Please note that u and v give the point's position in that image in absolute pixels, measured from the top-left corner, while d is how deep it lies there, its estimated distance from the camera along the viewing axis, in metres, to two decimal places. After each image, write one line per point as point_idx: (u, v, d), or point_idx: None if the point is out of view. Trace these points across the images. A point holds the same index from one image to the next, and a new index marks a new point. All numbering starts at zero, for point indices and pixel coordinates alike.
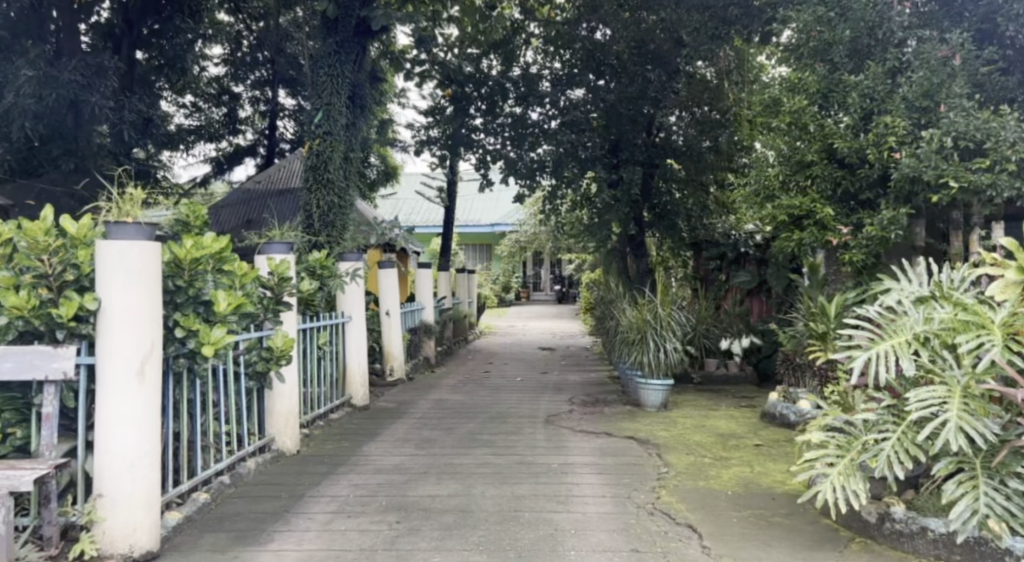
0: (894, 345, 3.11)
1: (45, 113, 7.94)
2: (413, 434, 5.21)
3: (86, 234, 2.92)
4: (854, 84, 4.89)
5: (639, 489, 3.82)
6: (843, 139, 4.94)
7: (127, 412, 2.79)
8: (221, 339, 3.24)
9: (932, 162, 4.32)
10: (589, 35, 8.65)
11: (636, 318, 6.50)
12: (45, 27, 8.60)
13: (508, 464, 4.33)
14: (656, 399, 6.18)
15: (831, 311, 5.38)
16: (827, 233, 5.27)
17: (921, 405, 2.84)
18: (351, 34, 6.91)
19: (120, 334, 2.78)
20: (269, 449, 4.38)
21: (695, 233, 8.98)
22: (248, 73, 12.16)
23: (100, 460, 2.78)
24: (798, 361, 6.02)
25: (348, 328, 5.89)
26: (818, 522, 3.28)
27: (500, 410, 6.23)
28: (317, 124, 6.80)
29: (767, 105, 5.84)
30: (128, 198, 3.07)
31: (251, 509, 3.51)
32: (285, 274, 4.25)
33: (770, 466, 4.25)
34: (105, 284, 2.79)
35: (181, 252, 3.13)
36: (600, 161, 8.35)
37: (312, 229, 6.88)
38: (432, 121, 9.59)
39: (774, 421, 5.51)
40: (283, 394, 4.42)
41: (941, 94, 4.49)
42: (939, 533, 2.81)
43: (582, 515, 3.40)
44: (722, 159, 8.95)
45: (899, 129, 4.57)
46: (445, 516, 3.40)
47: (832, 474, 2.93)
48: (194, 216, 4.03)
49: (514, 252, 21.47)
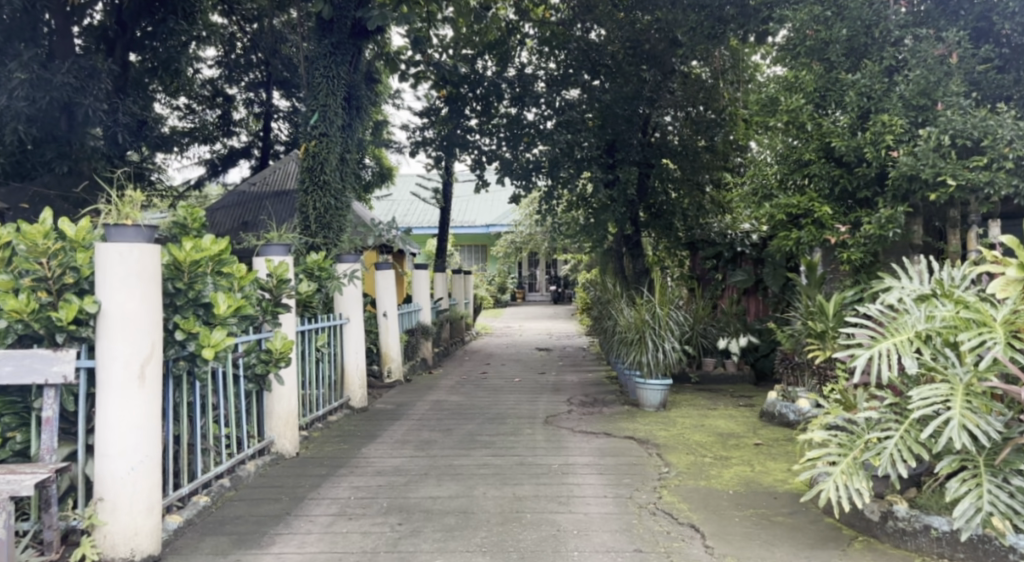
0: (896, 343, 3.10)
1: (37, 116, 7.90)
2: (412, 435, 5.20)
3: (84, 237, 2.92)
4: (851, 83, 4.93)
5: (640, 489, 3.82)
6: (841, 138, 4.95)
7: (127, 416, 2.77)
8: (222, 341, 3.22)
9: (928, 161, 4.36)
10: (584, 35, 8.70)
11: (635, 317, 6.51)
12: (37, 30, 8.57)
13: (509, 465, 4.32)
14: (655, 399, 6.17)
15: (830, 310, 5.37)
16: (825, 232, 5.28)
17: (924, 403, 2.84)
18: (347, 35, 6.91)
19: (119, 335, 2.76)
20: (269, 451, 4.36)
21: (691, 233, 9.01)
22: (242, 75, 12.05)
23: (101, 463, 2.75)
24: (796, 360, 6.01)
25: (347, 329, 5.88)
26: (821, 521, 3.27)
27: (500, 411, 6.22)
28: (313, 125, 6.78)
29: (764, 104, 5.86)
30: (128, 200, 3.03)
31: (251, 512, 3.49)
32: (284, 276, 4.22)
33: (770, 465, 4.26)
34: (106, 286, 2.77)
35: (181, 255, 3.11)
36: (596, 161, 8.38)
37: (308, 231, 6.82)
38: (427, 122, 9.59)
39: (773, 421, 5.52)
40: (283, 396, 4.40)
41: (938, 93, 4.54)
42: (942, 531, 2.82)
43: (584, 515, 3.40)
44: (716, 159, 8.98)
45: (897, 127, 4.60)
46: (447, 517, 3.39)
47: (834, 473, 2.94)
48: (192, 219, 3.96)
49: (510, 252, 21.52)
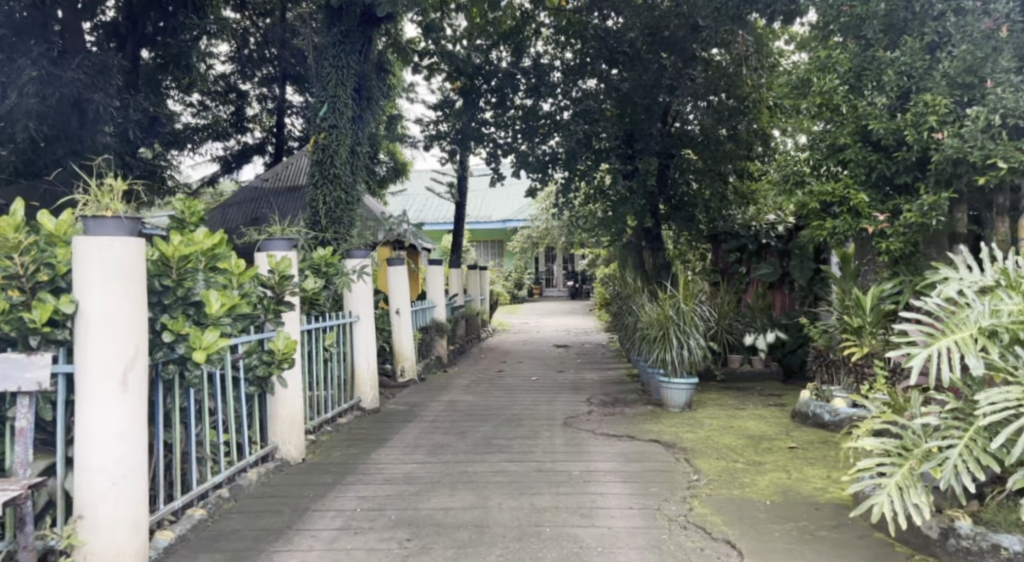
0: (957, 341, 2.73)
1: (49, 113, 7.84)
2: (424, 439, 4.94)
3: (65, 230, 2.75)
4: (889, 61, 4.62)
5: (668, 500, 3.52)
6: (877, 120, 4.66)
7: (109, 426, 2.57)
8: (214, 343, 3.01)
9: (977, 142, 4.07)
10: (601, 23, 8.42)
11: (657, 314, 6.19)
12: (48, 27, 8.47)
13: (526, 472, 4.05)
14: (680, 399, 5.87)
15: (867, 303, 5.07)
16: (862, 221, 4.94)
17: (993, 408, 2.51)
18: (355, 23, 6.66)
19: (100, 339, 2.56)
20: (271, 458, 4.13)
21: (714, 225, 8.61)
22: (255, 70, 11.94)
23: (82, 477, 2.56)
24: (831, 358, 5.62)
25: (357, 328, 5.62)
26: (870, 537, 2.97)
27: (516, 412, 5.95)
28: (322, 117, 6.55)
29: (794, 87, 5.53)
30: (107, 189, 2.82)
31: (249, 526, 3.26)
32: (286, 272, 3.98)
33: (807, 472, 3.95)
34: (83, 284, 2.56)
35: (168, 249, 2.89)
36: (614, 152, 8.11)
37: (318, 226, 6.59)
38: (440, 116, 9.39)
39: (806, 422, 5.20)
40: (286, 400, 4.16)
41: (987, 68, 4.23)
42: (1014, 552, 2.47)
43: (608, 530, 3.12)
44: (740, 148, 8.54)
45: (941, 107, 4.28)
46: (460, 532, 3.13)
47: (888, 484, 2.64)
48: (189, 212, 3.72)
49: (527, 247, 21.20)
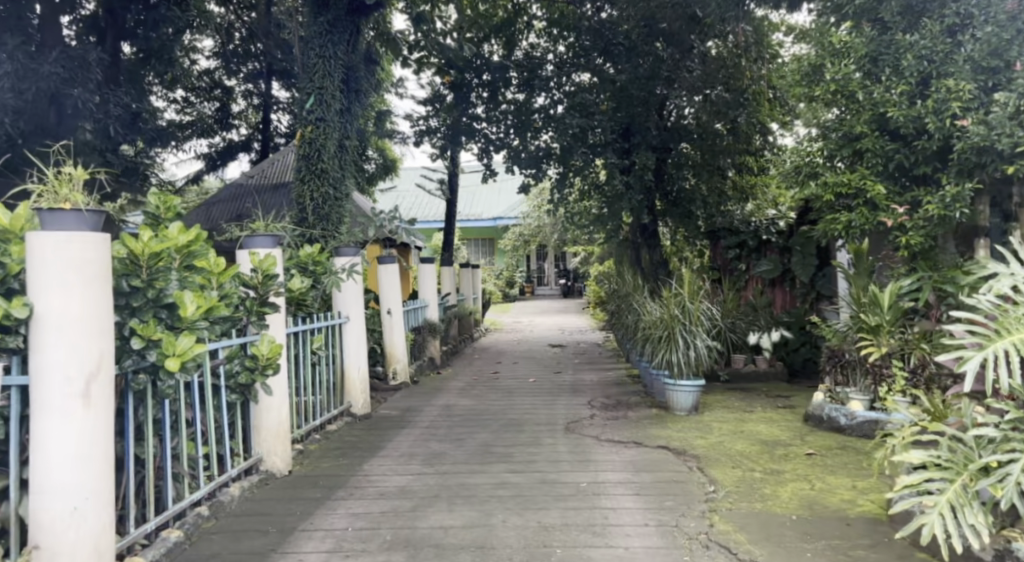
0: (1016, 342, 2.50)
1: (25, 108, 7.41)
2: (419, 448, 4.65)
3: (21, 226, 2.43)
4: (907, 45, 4.33)
5: (686, 515, 3.25)
6: (897, 108, 4.39)
7: (69, 443, 2.27)
8: (188, 350, 2.71)
9: (1004, 129, 3.84)
10: (595, 14, 8.13)
11: (663, 313, 5.94)
12: (25, 19, 8.06)
13: (529, 484, 3.77)
14: (686, 402, 5.60)
15: (884, 301, 4.83)
16: (880, 213, 4.65)
17: None
18: (344, 12, 6.34)
19: (58, 346, 2.26)
20: (255, 470, 3.83)
21: (713, 221, 8.40)
22: (240, 65, 11.51)
23: (37, 504, 2.25)
24: (846, 357, 5.25)
25: (347, 330, 5.31)
26: (911, 557, 2.72)
27: (515, 417, 5.66)
28: (308, 110, 6.23)
29: (803, 74, 5.25)
30: (66, 178, 2.50)
31: (230, 549, 2.97)
32: (270, 271, 3.68)
33: (831, 482, 3.70)
34: (39, 284, 2.25)
35: (137, 247, 2.61)
36: (611, 147, 7.78)
37: (305, 223, 6.28)
38: (431, 110, 9.00)
39: (820, 426, 4.96)
40: (270, 408, 3.87)
41: (1013, 52, 4.03)
42: None
43: (625, 551, 2.85)
44: (739, 142, 8.15)
45: (965, 92, 4.05)
46: (461, 555, 2.85)
47: (941, 502, 2.39)
48: (164, 207, 3.43)
49: (518, 245, 20.88)
